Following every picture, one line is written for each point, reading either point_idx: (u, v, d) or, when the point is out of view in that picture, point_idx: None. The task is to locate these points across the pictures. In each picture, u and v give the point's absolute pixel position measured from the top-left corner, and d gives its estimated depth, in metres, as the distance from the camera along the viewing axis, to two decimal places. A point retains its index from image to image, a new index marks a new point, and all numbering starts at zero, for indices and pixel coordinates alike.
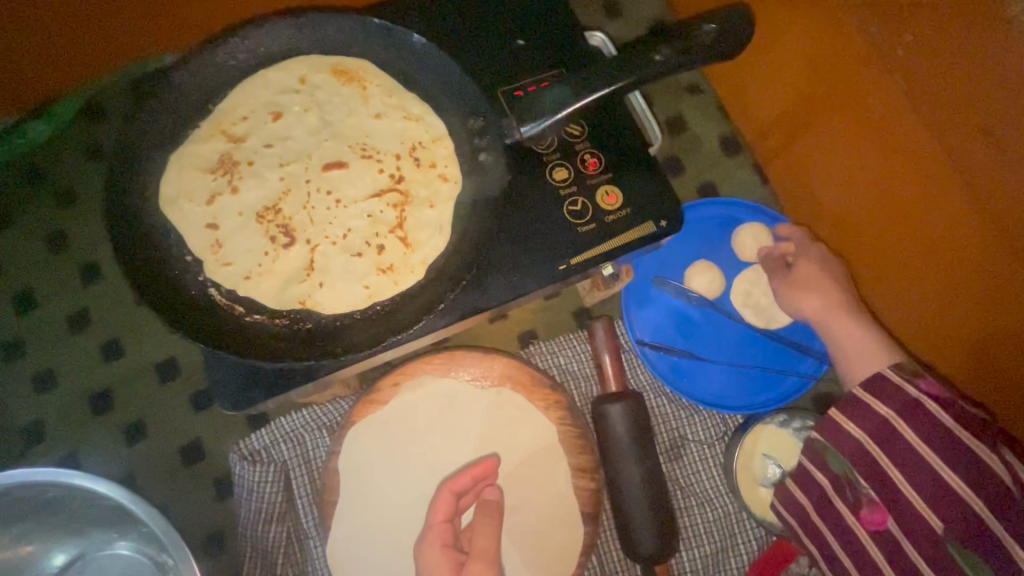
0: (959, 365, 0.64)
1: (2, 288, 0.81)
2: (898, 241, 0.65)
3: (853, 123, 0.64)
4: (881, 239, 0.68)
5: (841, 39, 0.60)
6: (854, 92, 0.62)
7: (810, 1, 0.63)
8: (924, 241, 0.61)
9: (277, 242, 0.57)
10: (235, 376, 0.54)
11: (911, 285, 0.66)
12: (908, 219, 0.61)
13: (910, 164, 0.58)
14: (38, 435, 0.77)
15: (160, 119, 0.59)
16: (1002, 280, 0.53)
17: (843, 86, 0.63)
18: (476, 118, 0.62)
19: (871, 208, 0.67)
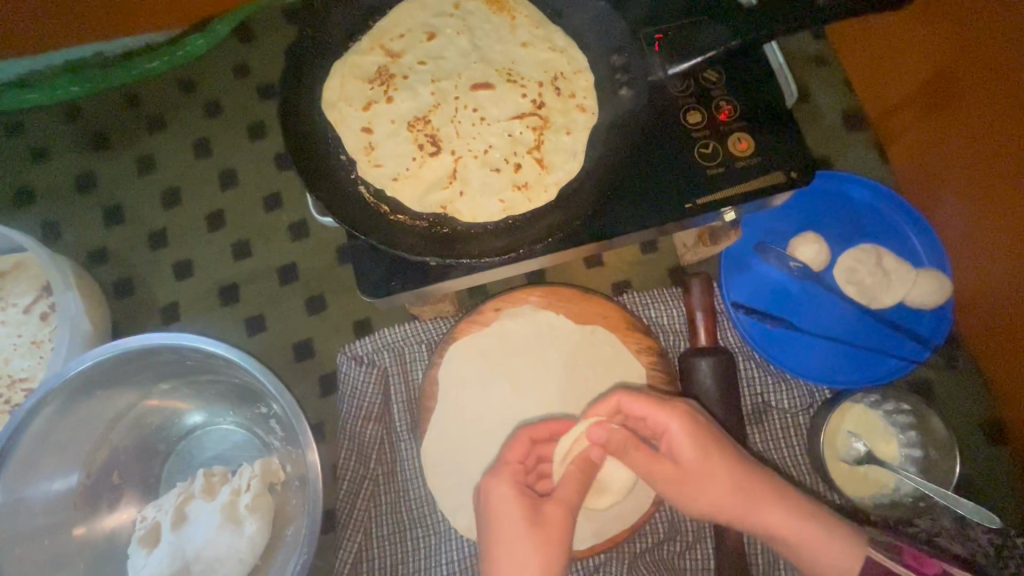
0: None
1: (154, 183, 0.91)
2: (1000, 228, 0.69)
3: (987, 108, 0.66)
4: (988, 223, 0.71)
5: (992, 30, 0.62)
6: (989, 83, 0.64)
7: None
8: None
9: (425, 150, 0.61)
10: (378, 267, 0.59)
11: (1000, 272, 0.71)
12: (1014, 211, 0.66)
13: None
14: (174, 314, 0.86)
15: (330, 31, 0.65)
16: None
17: (978, 76, 0.65)
18: (619, 55, 0.64)
19: (999, 173, 0.67)
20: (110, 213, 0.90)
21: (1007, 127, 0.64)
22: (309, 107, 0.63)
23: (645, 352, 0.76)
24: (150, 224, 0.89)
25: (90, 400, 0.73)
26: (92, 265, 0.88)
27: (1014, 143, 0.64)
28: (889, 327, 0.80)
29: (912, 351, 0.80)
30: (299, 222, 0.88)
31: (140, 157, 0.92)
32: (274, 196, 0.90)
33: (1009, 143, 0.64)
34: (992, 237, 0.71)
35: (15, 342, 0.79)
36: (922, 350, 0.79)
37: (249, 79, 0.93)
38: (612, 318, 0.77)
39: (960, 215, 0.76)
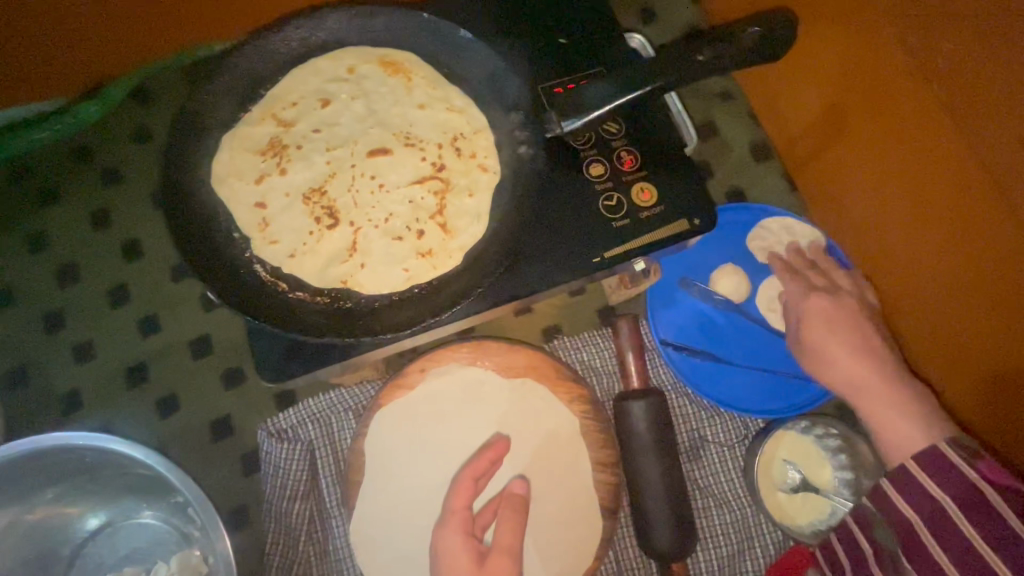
0: (942, 353, 0.73)
1: (49, 261, 0.85)
2: (902, 241, 0.72)
3: (875, 130, 0.70)
4: (889, 237, 0.74)
5: (867, 58, 0.66)
6: (874, 107, 0.68)
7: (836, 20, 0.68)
8: (923, 244, 0.69)
9: (322, 223, 0.59)
10: (278, 350, 0.56)
11: (908, 282, 0.74)
12: (912, 223, 0.69)
13: (919, 176, 0.65)
14: (75, 403, 0.80)
15: (217, 103, 0.62)
16: (984, 284, 0.61)
17: (864, 101, 0.69)
18: (518, 112, 0.64)
19: (900, 194, 0.69)
20: (0, 297, 0.83)
21: (893, 133, 0.67)
22: (194, 185, 0.59)
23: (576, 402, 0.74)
24: (47, 305, 0.83)
25: None
26: None
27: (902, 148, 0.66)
28: None
29: None
30: (211, 290, 0.84)
31: (32, 234, 0.85)
32: (183, 263, 0.85)
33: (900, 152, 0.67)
34: (898, 243, 0.73)
35: None
36: None
37: (150, 143, 0.89)
38: (541, 368, 0.76)
39: (865, 232, 0.79)
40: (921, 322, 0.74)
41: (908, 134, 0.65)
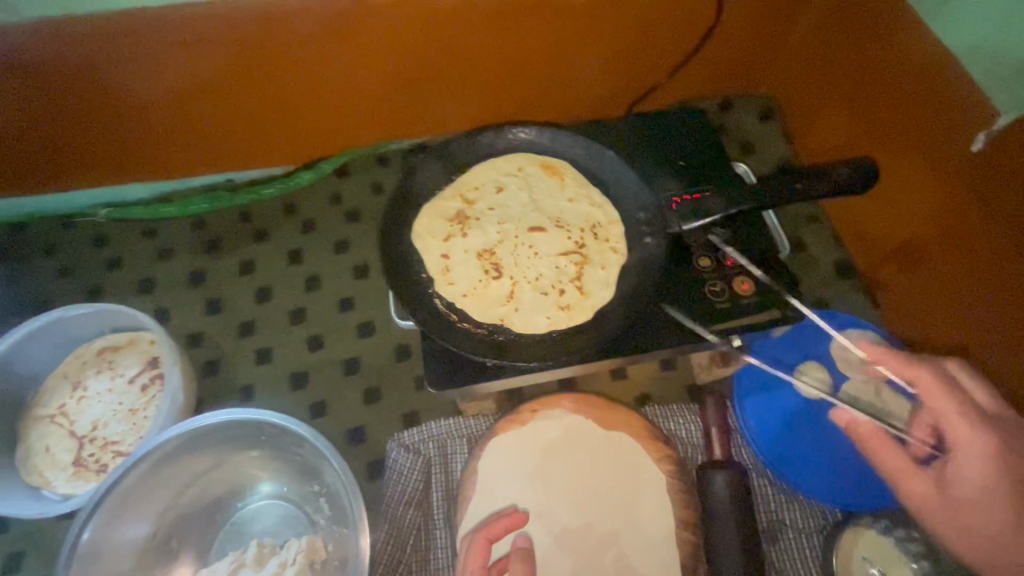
0: None
1: (251, 282, 1.09)
2: (977, 343, 0.81)
3: (947, 245, 0.83)
4: (963, 342, 0.83)
5: (941, 186, 0.83)
6: (946, 226, 0.83)
7: (911, 159, 0.87)
8: (1000, 341, 0.77)
9: (489, 274, 0.78)
10: (441, 365, 0.72)
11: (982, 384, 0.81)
12: (989, 322, 0.79)
13: (994, 278, 0.77)
14: (249, 394, 0.99)
15: (424, 181, 0.85)
16: None
17: (936, 221, 0.84)
18: (644, 212, 0.82)
19: (981, 314, 0.80)
20: (211, 303, 1.07)
21: (964, 246, 0.80)
22: (401, 236, 0.81)
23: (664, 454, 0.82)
24: (243, 316, 1.06)
25: (174, 464, 0.83)
26: (188, 347, 1.04)
27: (975, 257, 0.79)
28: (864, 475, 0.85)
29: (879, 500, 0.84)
30: (366, 322, 1.04)
31: (243, 261, 1.11)
32: (349, 299, 1.06)
33: (974, 261, 0.79)
34: (971, 348, 0.82)
35: (115, 408, 0.94)
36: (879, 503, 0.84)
37: (340, 206, 1.15)
38: (635, 425, 0.87)
39: (936, 341, 0.88)
40: None
41: (980, 244, 0.78)
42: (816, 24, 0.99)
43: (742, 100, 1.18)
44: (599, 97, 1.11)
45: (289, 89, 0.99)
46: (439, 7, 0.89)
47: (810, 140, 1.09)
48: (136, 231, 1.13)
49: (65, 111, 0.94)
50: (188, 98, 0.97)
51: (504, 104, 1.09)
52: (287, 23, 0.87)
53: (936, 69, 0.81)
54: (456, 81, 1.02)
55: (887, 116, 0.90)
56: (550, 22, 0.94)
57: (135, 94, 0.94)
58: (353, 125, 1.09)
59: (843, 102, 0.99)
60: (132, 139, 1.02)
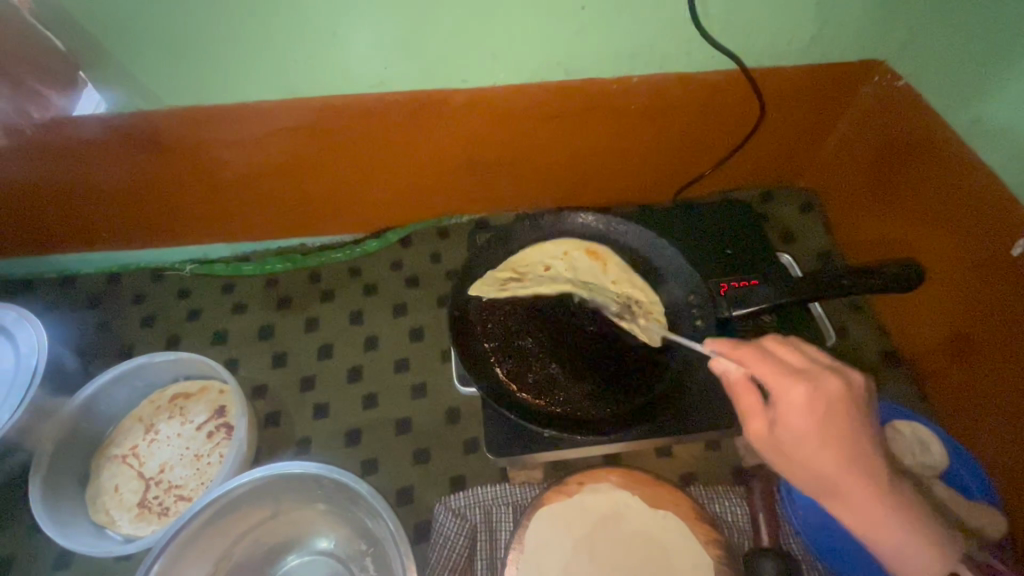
0: None
1: (315, 339, 1.16)
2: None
3: (996, 343, 0.85)
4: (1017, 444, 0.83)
5: (987, 286, 0.86)
6: (994, 325, 0.85)
7: (955, 258, 0.91)
8: None
9: (534, 348, 0.83)
10: (500, 432, 0.79)
11: None
12: None
13: None
14: (305, 447, 1.04)
15: (490, 255, 0.93)
16: None
17: (984, 320, 0.87)
18: (694, 295, 0.87)
19: None
20: (277, 357, 1.15)
21: (1013, 345, 0.82)
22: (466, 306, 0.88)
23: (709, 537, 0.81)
24: (304, 370, 1.13)
25: (235, 512, 0.88)
26: (253, 397, 1.10)
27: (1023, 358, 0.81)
28: None
29: None
30: (419, 383, 1.09)
31: (309, 318, 1.19)
32: (404, 359, 1.13)
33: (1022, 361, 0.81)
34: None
35: (182, 453, 1.00)
36: None
37: (400, 271, 1.24)
38: (682, 505, 0.87)
39: (992, 440, 0.88)
40: None
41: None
42: (854, 127, 1.08)
43: (781, 191, 1.25)
44: (646, 185, 1.20)
45: (368, 168, 1.11)
46: (509, 106, 1.01)
47: (850, 231, 1.15)
48: (216, 286, 1.24)
49: (176, 180, 1.08)
50: (279, 173, 1.09)
51: (559, 188, 1.19)
52: (377, 116, 1.00)
53: (972, 177, 0.87)
54: (518, 168, 1.13)
55: (926, 215, 0.96)
56: (605, 121, 1.05)
57: (238, 169, 1.07)
58: (419, 200, 1.20)
59: (882, 198, 1.05)
60: (227, 206, 1.15)
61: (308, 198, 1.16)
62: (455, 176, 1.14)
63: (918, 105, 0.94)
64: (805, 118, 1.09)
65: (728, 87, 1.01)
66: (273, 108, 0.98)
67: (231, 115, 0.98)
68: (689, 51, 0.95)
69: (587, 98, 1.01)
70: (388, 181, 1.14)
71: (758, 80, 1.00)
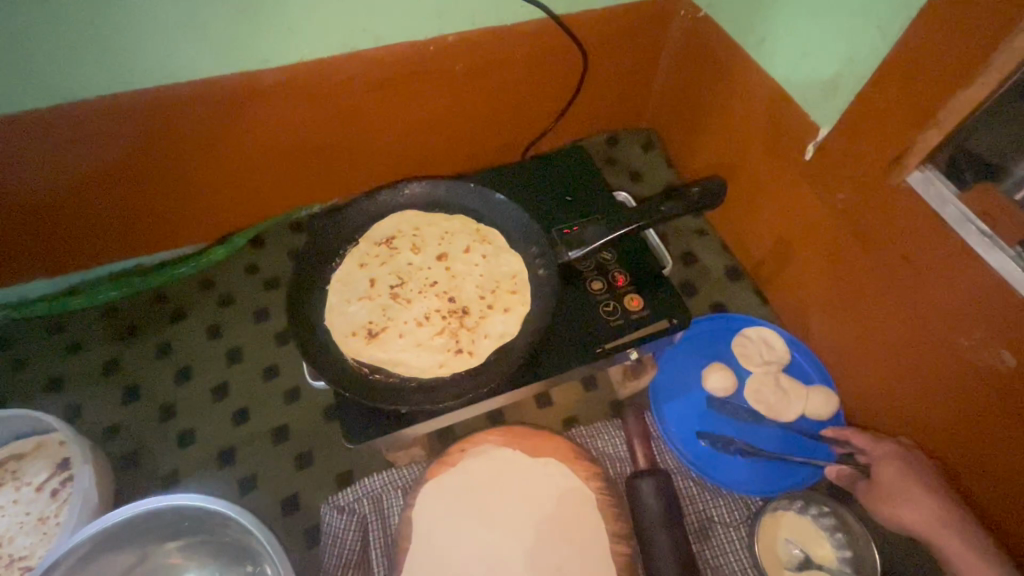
0: (911, 415, 0.86)
1: (170, 364, 1.07)
2: (854, 323, 0.91)
3: (813, 241, 0.94)
4: (845, 325, 0.93)
5: (797, 192, 0.94)
6: (808, 226, 0.94)
7: (770, 172, 0.98)
8: (870, 318, 0.88)
9: (370, 329, 0.80)
10: (357, 419, 0.75)
11: (864, 357, 0.91)
12: (859, 305, 0.89)
13: (853, 266, 0.87)
14: (174, 480, 0.96)
15: (330, 239, 0.88)
16: (919, 334, 0.80)
17: (799, 224, 0.96)
18: (537, 246, 0.88)
19: (851, 297, 0.90)
20: (127, 392, 1.04)
21: (827, 239, 0.91)
22: (308, 292, 0.84)
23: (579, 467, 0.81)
24: (162, 400, 1.03)
25: (91, 568, 0.79)
26: (105, 441, 1.00)
27: (837, 248, 0.89)
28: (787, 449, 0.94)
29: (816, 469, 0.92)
30: (293, 388, 1.04)
31: (159, 343, 1.09)
32: (272, 367, 1.06)
33: (836, 253, 0.90)
34: (850, 329, 0.92)
35: (23, 519, 0.89)
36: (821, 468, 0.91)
37: (257, 274, 1.16)
38: (561, 448, 0.90)
39: (826, 327, 0.98)
40: (889, 394, 0.89)
41: (838, 238, 0.88)
42: (675, 63, 1.13)
43: (625, 134, 1.30)
44: (495, 144, 1.19)
45: (188, 169, 1.01)
46: (326, 81, 0.95)
47: (688, 161, 1.21)
48: (42, 329, 1.09)
49: None
50: (80, 190, 0.97)
51: (406, 160, 1.15)
52: (181, 110, 0.91)
53: (770, 94, 0.93)
54: (357, 146, 1.08)
55: (742, 135, 1.02)
56: (434, 86, 1.03)
57: (28, 194, 0.94)
58: (259, 195, 1.11)
59: (707, 126, 1.11)
60: (30, 237, 1.00)
61: (125, 211, 1.03)
62: (289, 164, 1.07)
63: (719, 33, 0.99)
64: (629, 60, 1.13)
65: (547, 38, 1.02)
66: (47, 117, 0.85)
67: None
68: (496, 2, 0.94)
69: (407, 64, 0.97)
70: (217, 179, 1.05)
71: (572, 27, 1.01)
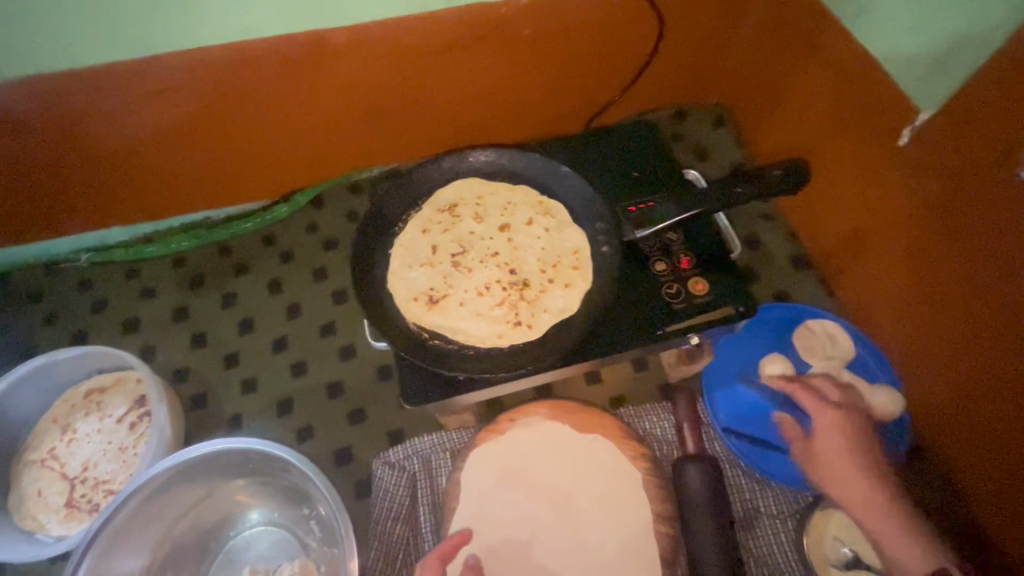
0: (984, 429, 0.81)
1: (235, 314, 1.12)
2: (930, 323, 0.86)
3: (895, 234, 0.88)
4: (920, 325, 0.88)
5: (882, 180, 0.87)
6: (891, 217, 0.88)
7: (853, 157, 0.92)
8: (949, 319, 0.82)
9: (431, 296, 0.81)
10: (415, 382, 0.77)
11: (939, 360, 0.86)
12: (939, 304, 0.83)
13: (937, 263, 0.82)
14: (238, 424, 1.02)
15: (395, 204, 0.89)
16: (1004, 342, 0.74)
17: (880, 214, 0.90)
18: (601, 222, 0.86)
19: (930, 296, 0.84)
20: (196, 338, 1.10)
21: (912, 233, 0.85)
22: (371, 255, 0.85)
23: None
24: (227, 348, 1.09)
25: (164, 497, 0.86)
26: (175, 382, 1.06)
27: (921, 243, 0.83)
28: None
29: None
30: (348, 345, 1.07)
31: (225, 294, 1.14)
32: (329, 324, 1.10)
33: (920, 249, 0.84)
34: (925, 330, 0.87)
35: (105, 448, 0.96)
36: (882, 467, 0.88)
37: (316, 233, 1.18)
38: (609, 426, 0.90)
39: (898, 326, 0.92)
40: (961, 402, 0.84)
41: (922, 231, 0.83)
42: (756, 34, 1.05)
43: (694, 109, 1.24)
44: (558, 114, 1.16)
45: (257, 125, 1.02)
46: (395, 42, 0.93)
47: (760, 141, 1.14)
48: (120, 273, 1.16)
49: (41, 164, 0.98)
50: (158, 142, 1.00)
51: (467, 126, 1.14)
52: (254, 66, 0.92)
53: (864, 71, 0.86)
54: (420, 110, 1.07)
55: (826, 115, 0.96)
56: (502, 51, 1.00)
57: (112, 141, 0.98)
58: (322, 156, 1.13)
59: (786, 104, 1.05)
60: (113, 183, 1.05)
61: (198, 165, 1.07)
62: (353, 125, 1.07)
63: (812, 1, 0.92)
64: (708, 29, 1.06)
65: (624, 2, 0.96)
66: (132, 68, 0.88)
67: (87, 80, 0.88)
68: None
69: (477, 27, 0.94)
70: (283, 137, 1.06)
71: None
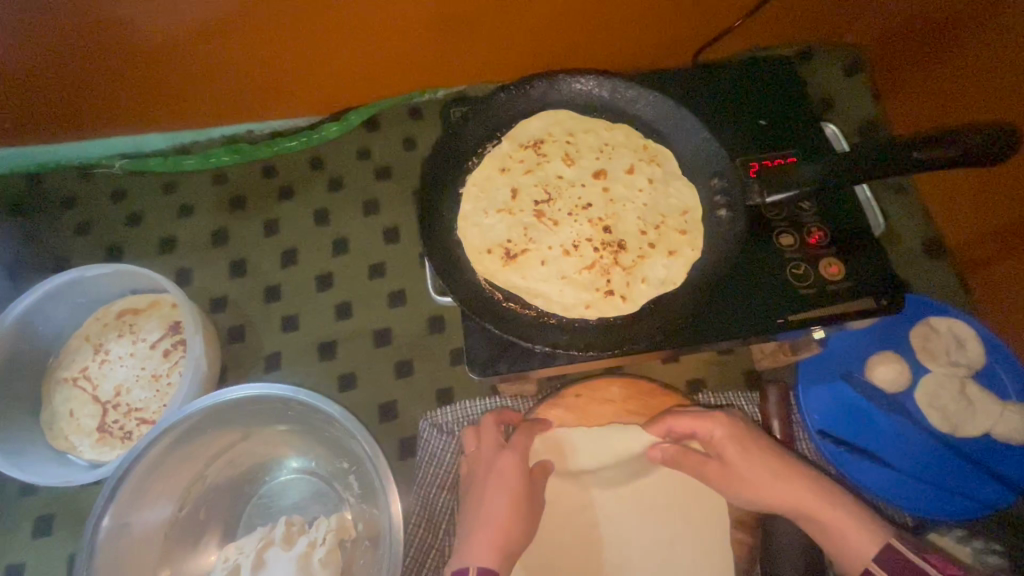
0: None
1: (276, 243, 1.02)
2: None
3: None
4: None
5: None
6: None
7: None
8: None
9: (508, 250, 0.69)
10: (486, 348, 0.66)
11: None
12: None
13: None
14: (276, 363, 0.94)
15: (472, 135, 0.75)
16: None
17: None
18: (719, 179, 0.71)
19: None
20: (235, 265, 1.01)
21: None
22: (441, 193, 0.72)
23: (716, 435, 0.73)
24: (267, 279, 1.00)
25: (198, 437, 0.80)
26: (212, 310, 0.98)
27: None
28: (959, 467, 0.79)
29: (994, 497, 0.77)
30: (397, 290, 0.97)
31: (267, 220, 1.03)
32: (378, 265, 0.99)
33: None
34: None
35: (138, 373, 0.90)
36: (1004, 497, 0.77)
37: (368, 161, 1.06)
38: None
39: None
40: None
41: None
42: None
43: (823, 49, 1.03)
44: (660, 41, 0.97)
45: (306, 30, 0.86)
46: None
47: (905, 94, 0.94)
48: (155, 186, 1.06)
49: (61, 57, 0.84)
50: (189, 42, 0.85)
51: (553, 48, 0.96)
52: None
53: None
54: (501, 24, 0.90)
55: (1010, 68, 0.75)
56: None
57: (146, 36, 0.83)
58: (381, 71, 0.97)
59: (953, 50, 0.83)
60: (147, 84, 0.92)
61: (238, 71, 0.92)
62: (420, 37, 0.90)
63: None
64: None
65: None
66: None
67: None
68: None
69: None
70: (334, 47, 0.90)
71: None
